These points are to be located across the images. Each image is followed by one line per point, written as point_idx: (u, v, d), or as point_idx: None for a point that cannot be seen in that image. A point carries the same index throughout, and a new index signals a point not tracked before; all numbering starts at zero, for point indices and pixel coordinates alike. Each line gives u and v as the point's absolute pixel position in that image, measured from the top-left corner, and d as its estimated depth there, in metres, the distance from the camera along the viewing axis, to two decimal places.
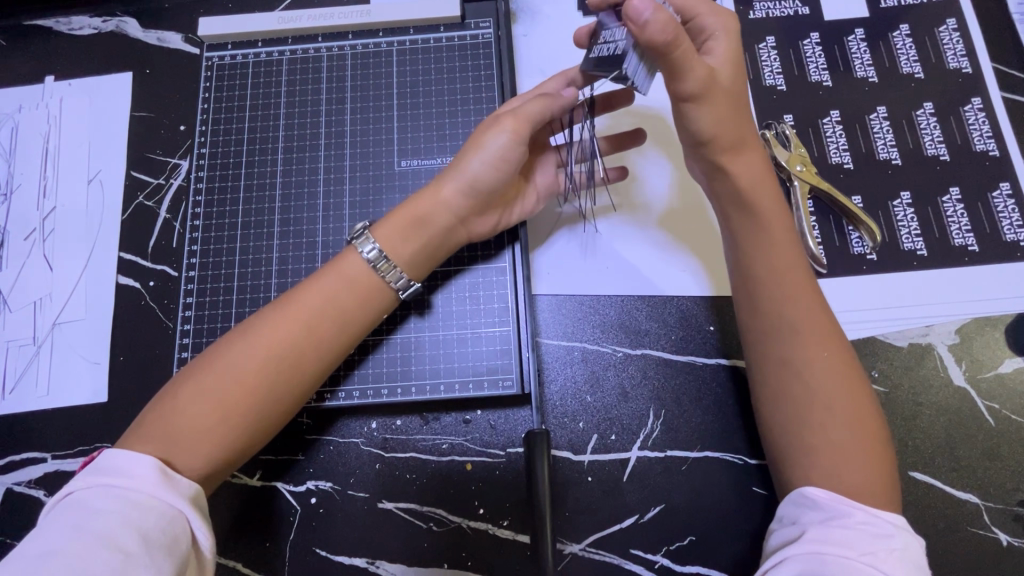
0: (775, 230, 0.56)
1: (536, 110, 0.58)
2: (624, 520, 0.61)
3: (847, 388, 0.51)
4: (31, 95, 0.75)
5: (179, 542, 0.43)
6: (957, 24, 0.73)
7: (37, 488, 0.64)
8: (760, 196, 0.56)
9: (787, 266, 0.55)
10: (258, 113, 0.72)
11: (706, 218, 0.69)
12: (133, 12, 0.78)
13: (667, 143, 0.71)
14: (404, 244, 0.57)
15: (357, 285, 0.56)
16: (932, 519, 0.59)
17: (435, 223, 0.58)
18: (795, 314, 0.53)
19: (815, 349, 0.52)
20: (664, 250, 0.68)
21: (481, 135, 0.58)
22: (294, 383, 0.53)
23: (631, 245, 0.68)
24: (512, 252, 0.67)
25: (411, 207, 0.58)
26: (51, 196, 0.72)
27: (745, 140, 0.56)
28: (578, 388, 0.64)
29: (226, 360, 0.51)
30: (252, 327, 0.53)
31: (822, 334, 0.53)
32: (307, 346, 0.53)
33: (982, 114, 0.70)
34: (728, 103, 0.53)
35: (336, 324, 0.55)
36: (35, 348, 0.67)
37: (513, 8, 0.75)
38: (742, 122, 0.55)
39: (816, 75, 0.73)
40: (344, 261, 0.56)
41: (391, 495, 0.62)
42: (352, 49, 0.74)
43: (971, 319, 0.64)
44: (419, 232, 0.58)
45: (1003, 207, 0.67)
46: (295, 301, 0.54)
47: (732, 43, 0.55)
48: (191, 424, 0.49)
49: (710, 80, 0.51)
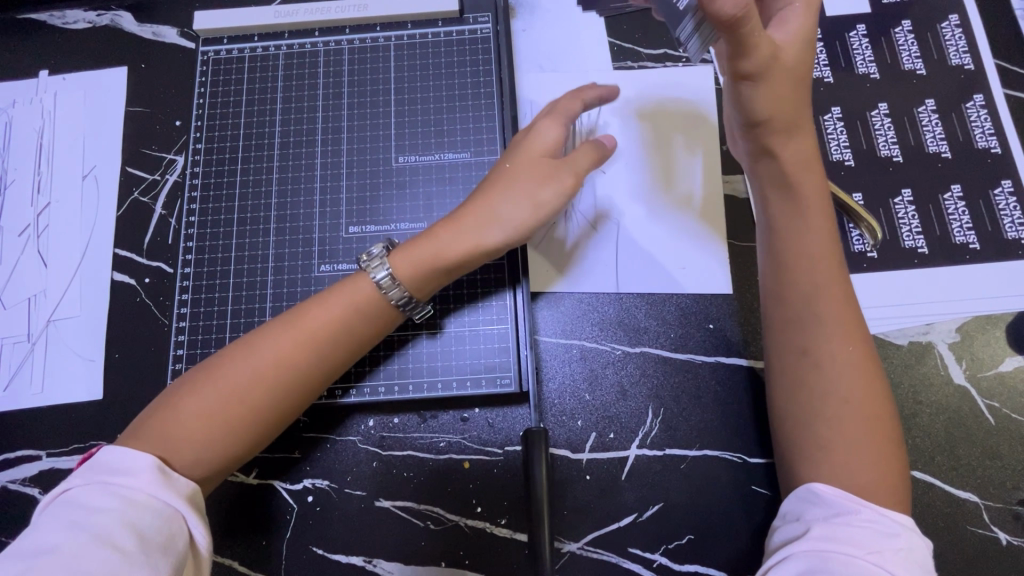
0: (812, 213, 0.55)
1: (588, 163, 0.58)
2: (623, 518, 0.61)
3: (861, 386, 0.51)
4: (25, 90, 0.75)
5: (175, 541, 0.43)
6: (960, 20, 0.72)
7: (32, 485, 0.63)
8: (804, 183, 0.55)
9: (822, 253, 0.55)
10: (254, 109, 0.71)
11: (732, 204, 0.68)
12: (128, 5, 0.77)
13: (696, 127, 0.70)
14: (437, 282, 0.57)
15: (377, 317, 0.56)
16: (931, 518, 0.59)
17: (472, 264, 0.57)
18: (825, 303, 0.53)
19: (840, 343, 0.52)
20: (685, 242, 0.67)
21: (527, 187, 0.56)
22: (294, 397, 0.52)
23: (656, 231, 0.68)
24: (514, 294, 0.65)
25: (446, 257, 0.56)
26: (46, 191, 0.71)
27: (801, 120, 0.54)
28: (576, 386, 0.64)
29: (231, 369, 0.51)
30: (257, 339, 0.53)
31: (845, 329, 0.52)
32: (311, 362, 0.53)
33: (984, 111, 0.69)
34: (786, 81, 0.52)
35: (342, 341, 0.54)
36: (29, 345, 0.67)
37: (512, 2, 0.75)
38: (801, 101, 0.54)
39: (817, 71, 0.72)
40: (360, 294, 0.55)
41: (389, 493, 0.62)
42: (349, 44, 0.73)
43: (972, 317, 0.64)
44: (452, 273, 0.57)
45: (1004, 205, 0.67)
46: (304, 317, 0.54)
47: (809, 18, 0.53)
48: (189, 431, 0.48)
49: (771, 59, 0.50)
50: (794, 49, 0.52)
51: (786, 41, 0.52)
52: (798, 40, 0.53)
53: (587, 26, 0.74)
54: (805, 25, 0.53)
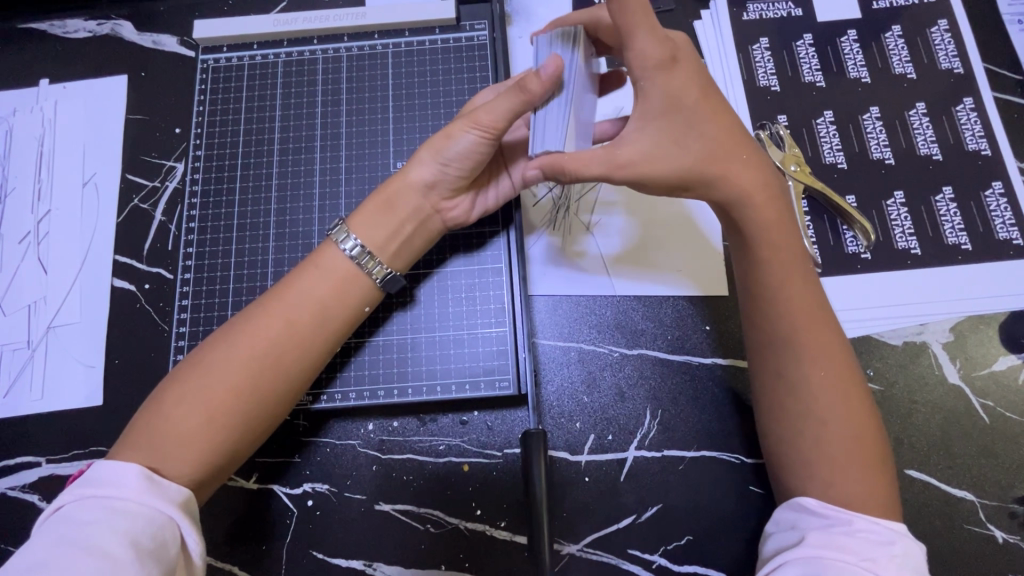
0: (776, 238, 0.53)
1: (506, 111, 0.54)
2: (621, 520, 0.61)
3: (841, 388, 0.52)
4: (26, 98, 0.75)
5: (167, 548, 0.43)
6: (949, 25, 0.74)
7: (32, 492, 0.63)
8: (753, 214, 0.53)
9: (789, 274, 0.53)
10: (253, 116, 0.72)
11: (699, 246, 0.68)
12: (128, 15, 0.78)
13: None
14: (373, 232, 0.58)
15: (337, 281, 0.56)
16: (928, 517, 0.60)
17: (402, 209, 0.59)
18: (798, 331, 0.52)
19: (813, 368, 0.52)
20: (652, 280, 0.67)
21: (451, 125, 0.57)
22: (278, 384, 0.53)
23: (621, 276, 0.67)
24: (507, 250, 0.66)
25: (383, 190, 0.59)
26: (46, 199, 0.72)
27: (726, 155, 0.52)
28: (575, 388, 0.65)
29: (212, 360, 0.51)
30: (233, 330, 0.53)
31: (824, 342, 0.52)
32: (290, 342, 0.53)
33: (974, 114, 0.71)
34: (665, 164, 0.51)
35: (318, 320, 0.55)
36: (29, 352, 0.67)
37: (508, 10, 0.76)
38: (715, 144, 0.52)
39: (809, 75, 0.73)
40: (322, 254, 0.57)
41: (388, 497, 0.62)
42: (347, 51, 0.74)
43: (965, 317, 0.65)
44: (387, 219, 0.58)
45: (995, 206, 0.68)
46: (275, 299, 0.55)
47: (675, 79, 0.52)
48: (180, 425, 0.49)
49: (615, 164, 0.51)
50: (651, 134, 0.51)
51: (633, 142, 0.51)
52: (651, 129, 0.51)
53: None
54: (661, 103, 0.52)
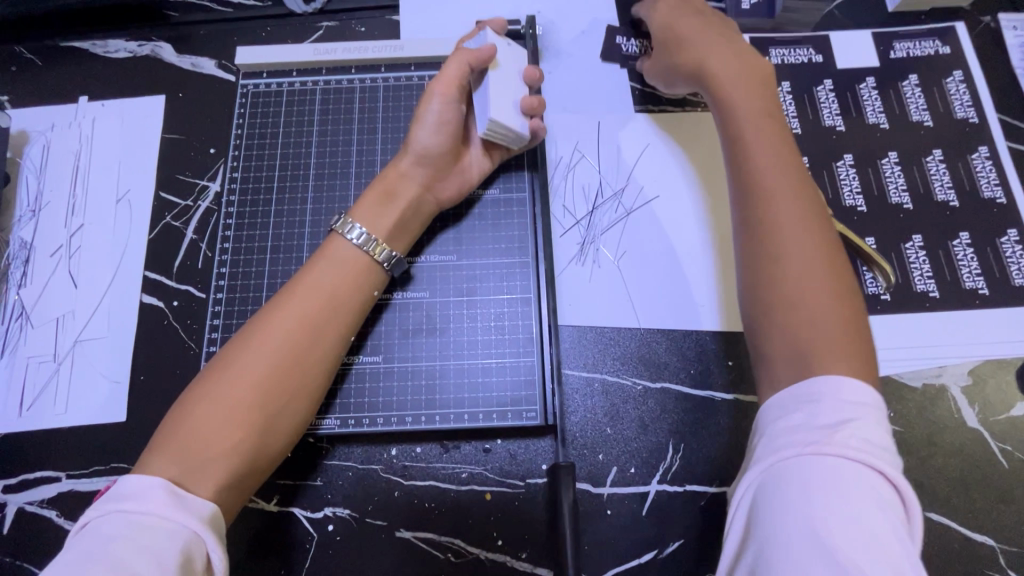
0: (775, 170, 0.54)
1: (456, 71, 0.64)
2: (643, 554, 0.61)
3: (834, 317, 0.48)
4: (64, 114, 0.77)
5: (193, 564, 0.43)
6: (964, 76, 0.76)
7: (50, 507, 0.63)
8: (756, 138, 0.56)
9: (784, 187, 0.54)
10: (290, 140, 0.74)
11: None
12: (168, 38, 0.80)
13: (706, 177, 0.73)
14: (371, 218, 0.62)
15: (344, 271, 0.59)
16: (948, 561, 0.60)
17: (398, 196, 0.64)
18: (799, 241, 0.51)
19: (806, 281, 0.50)
20: (703, 280, 0.69)
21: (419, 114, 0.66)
22: (299, 381, 0.54)
23: (671, 275, 0.69)
24: (535, 282, 0.69)
25: (378, 187, 0.65)
26: (80, 213, 0.73)
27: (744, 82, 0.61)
28: (598, 419, 0.65)
29: (235, 361, 0.53)
30: (250, 331, 0.55)
31: (813, 261, 0.51)
32: (307, 336, 0.55)
33: (989, 163, 0.73)
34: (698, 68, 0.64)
35: (331, 312, 0.57)
36: (55, 365, 0.67)
37: (540, 46, 0.78)
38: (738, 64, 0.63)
39: (830, 119, 0.75)
40: (329, 246, 0.60)
41: (410, 525, 0.62)
42: (383, 82, 0.76)
43: (983, 361, 0.66)
44: (384, 205, 0.63)
45: (1011, 253, 0.69)
46: (289, 294, 0.57)
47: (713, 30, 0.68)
48: (206, 426, 0.49)
49: None
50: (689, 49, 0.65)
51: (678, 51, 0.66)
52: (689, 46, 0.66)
53: (610, 71, 0.78)
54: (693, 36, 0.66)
